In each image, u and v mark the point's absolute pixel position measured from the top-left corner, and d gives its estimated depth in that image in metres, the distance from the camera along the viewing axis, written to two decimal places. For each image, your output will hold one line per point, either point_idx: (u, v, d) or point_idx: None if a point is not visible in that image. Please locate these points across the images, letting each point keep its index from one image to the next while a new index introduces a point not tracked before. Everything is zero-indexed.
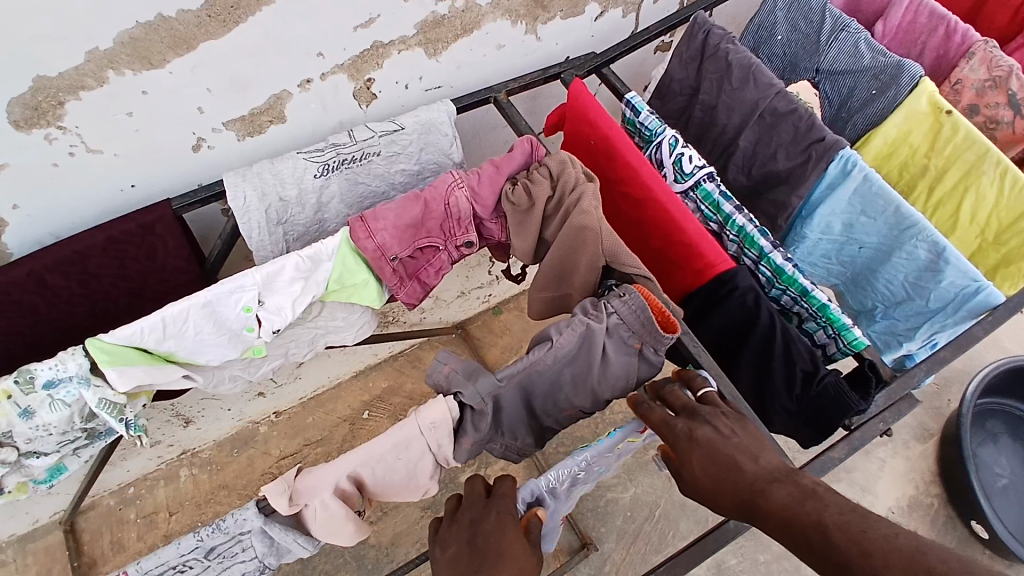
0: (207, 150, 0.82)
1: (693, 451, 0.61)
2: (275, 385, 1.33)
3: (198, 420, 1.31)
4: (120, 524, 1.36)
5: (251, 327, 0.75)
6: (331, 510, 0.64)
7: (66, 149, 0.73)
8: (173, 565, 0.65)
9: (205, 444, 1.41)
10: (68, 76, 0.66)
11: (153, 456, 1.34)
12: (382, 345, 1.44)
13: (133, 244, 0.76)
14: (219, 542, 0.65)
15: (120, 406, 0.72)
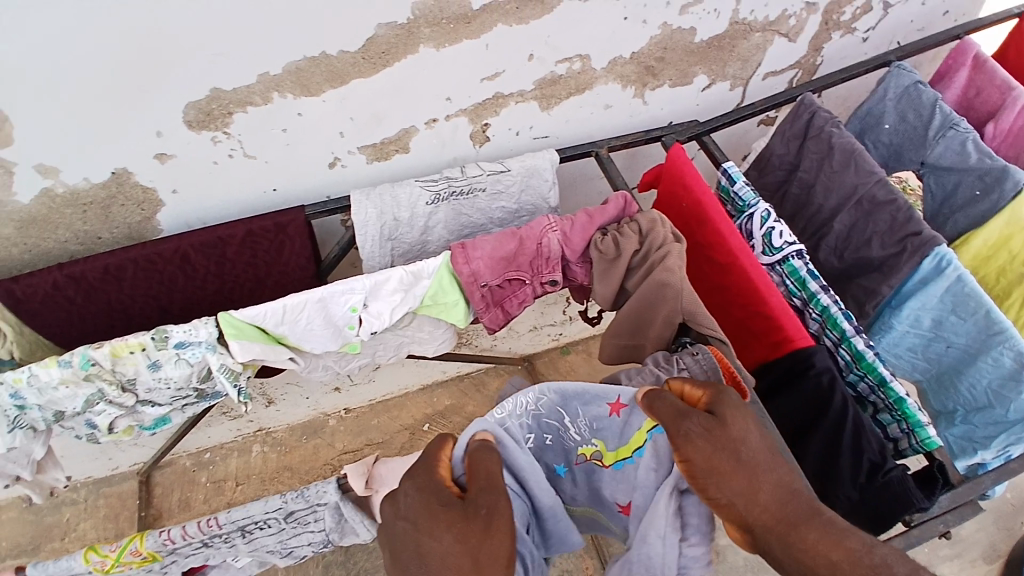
0: (340, 168, 0.94)
1: (749, 416, 0.66)
2: (351, 384, 1.44)
3: (280, 402, 1.42)
4: (190, 485, 1.48)
5: (352, 325, 0.84)
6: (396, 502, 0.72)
7: (226, 151, 0.86)
8: (255, 520, 0.69)
9: (279, 426, 1.52)
10: (239, 92, 0.79)
11: (234, 428, 1.46)
12: (451, 363, 1.51)
13: (266, 239, 0.88)
14: (299, 507, 0.69)
15: (236, 373, 0.82)
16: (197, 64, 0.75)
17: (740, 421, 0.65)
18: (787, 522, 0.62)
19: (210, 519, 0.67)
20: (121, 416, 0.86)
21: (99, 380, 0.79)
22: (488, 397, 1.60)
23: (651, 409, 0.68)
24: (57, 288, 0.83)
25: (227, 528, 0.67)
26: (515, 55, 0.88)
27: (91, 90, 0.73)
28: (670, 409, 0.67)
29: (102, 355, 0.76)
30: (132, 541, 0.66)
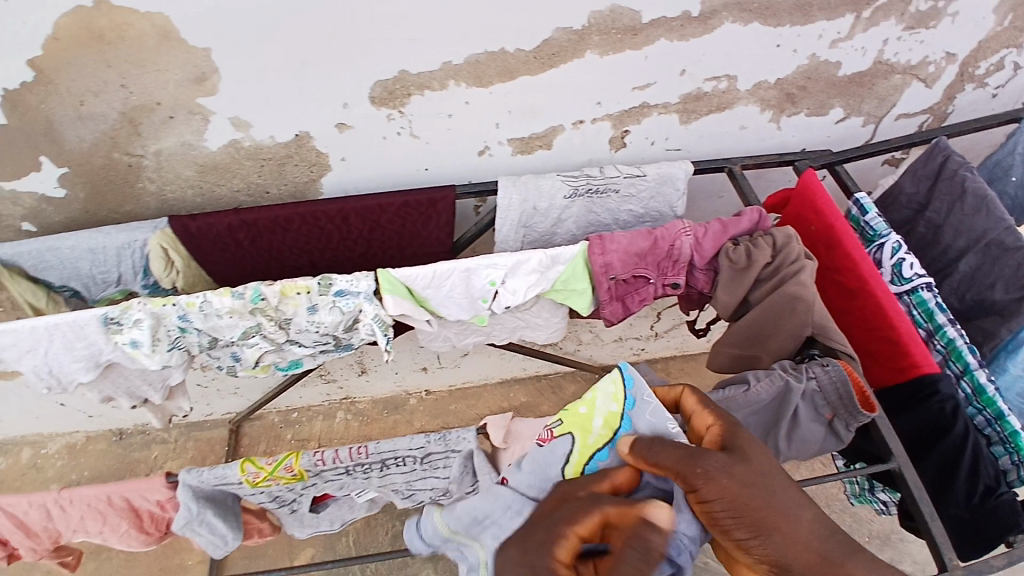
0: (487, 157, 1.01)
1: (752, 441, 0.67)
2: (438, 365, 1.51)
3: (372, 372, 1.50)
4: (275, 440, 1.56)
5: (486, 298, 0.91)
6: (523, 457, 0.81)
7: (395, 129, 0.94)
8: (398, 454, 0.75)
9: (364, 397, 1.60)
10: (421, 75, 0.88)
11: (324, 391, 1.54)
12: (534, 361, 1.55)
13: (418, 211, 0.96)
14: (436, 451, 0.76)
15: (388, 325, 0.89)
16: (394, 45, 0.84)
17: (747, 448, 0.67)
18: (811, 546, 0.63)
19: (361, 447, 0.74)
20: (268, 351, 0.94)
21: (263, 313, 0.87)
22: (562, 400, 1.63)
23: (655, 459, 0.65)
24: (231, 231, 0.93)
25: (375, 458, 0.75)
26: (669, 70, 0.94)
27: (303, 57, 0.83)
28: (678, 451, 0.65)
29: (273, 291, 0.86)
30: (290, 456, 0.72)
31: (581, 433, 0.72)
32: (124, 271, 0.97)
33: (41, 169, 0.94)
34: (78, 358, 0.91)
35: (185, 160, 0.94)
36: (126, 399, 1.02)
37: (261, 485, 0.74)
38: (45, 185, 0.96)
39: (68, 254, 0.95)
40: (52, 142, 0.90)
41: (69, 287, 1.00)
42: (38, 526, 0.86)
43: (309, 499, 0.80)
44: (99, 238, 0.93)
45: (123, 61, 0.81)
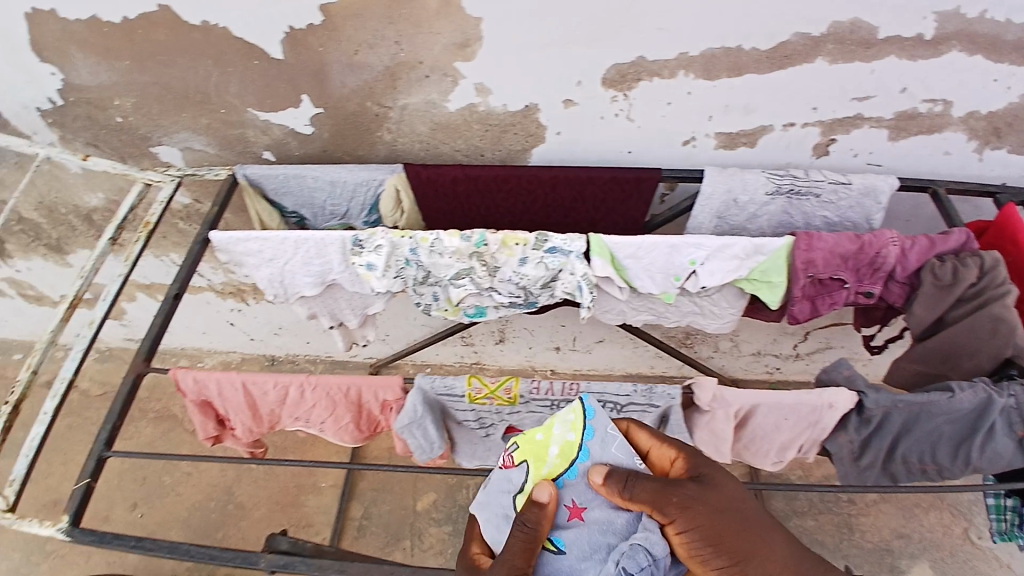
0: (692, 147, 1.07)
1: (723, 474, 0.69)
2: (570, 346, 1.55)
3: (509, 342, 1.58)
4: None
5: (680, 276, 0.96)
6: (725, 425, 0.85)
7: (617, 109, 1.01)
8: (604, 399, 0.84)
9: (494, 365, 1.69)
10: (657, 62, 0.95)
11: (461, 353, 1.64)
12: (662, 362, 1.55)
13: (624, 188, 1.02)
14: (636, 403, 0.84)
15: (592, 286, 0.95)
16: (642, 32, 0.92)
17: (717, 484, 0.68)
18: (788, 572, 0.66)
19: (574, 385, 0.84)
20: (468, 295, 1.03)
21: (483, 257, 0.97)
22: None
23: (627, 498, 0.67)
24: (454, 183, 1.03)
25: (583, 396, 0.84)
26: (891, 87, 0.97)
27: (558, 35, 0.92)
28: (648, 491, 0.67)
29: (497, 240, 0.95)
30: (512, 378, 0.83)
31: (537, 460, 0.75)
32: (353, 207, 1.10)
33: (301, 107, 1.06)
34: (309, 271, 1.02)
35: (423, 116, 1.05)
36: (326, 319, 1.14)
37: (478, 401, 0.85)
38: (298, 122, 1.09)
39: (311, 184, 1.08)
40: (319, 85, 1.02)
41: (298, 214, 1.13)
42: (269, 408, 0.89)
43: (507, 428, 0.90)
44: (342, 174, 1.06)
45: (404, 20, 0.92)
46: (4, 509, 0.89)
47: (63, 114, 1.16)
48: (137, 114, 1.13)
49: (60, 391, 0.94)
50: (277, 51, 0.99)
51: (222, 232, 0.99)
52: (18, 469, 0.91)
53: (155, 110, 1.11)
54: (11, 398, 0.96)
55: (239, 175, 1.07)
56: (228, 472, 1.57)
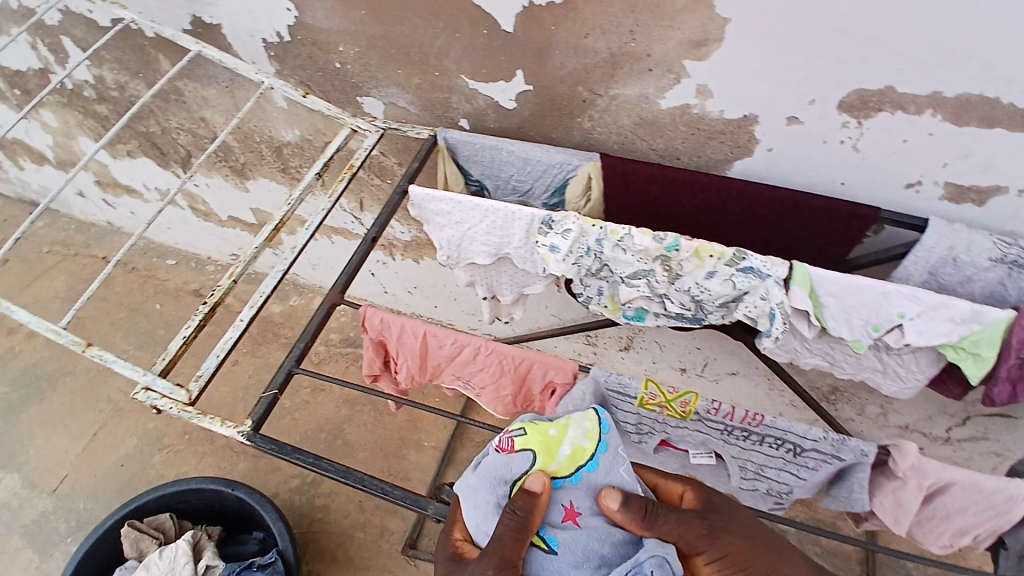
0: (914, 190, 0.99)
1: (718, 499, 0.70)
2: (698, 371, 1.48)
3: (633, 351, 1.53)
4: None
5: (877, 328, 0.89)
6: (912, 495, 0.79)
7: (842, 137, 0.96)
8: (786, 436, 0.81)
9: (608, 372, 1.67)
10: (904, 97, 0.88)
11: (579, 352, 1.63)
12: (794, 410, 1.44)
13: (831, 221, 0.97)
14: (821, 449, 0.80)
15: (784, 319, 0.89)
16: (898, 62, 0.85)
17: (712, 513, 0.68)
18: None
19: (758, 415, 0.80)
20: (638, 298, 1.00)
21: (669, 263, 0.93)
22: None
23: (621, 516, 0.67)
24: (649, 181, 1.01)
25: (766, 429, 0.80)
26: None
27: (804, 51, 0.88)
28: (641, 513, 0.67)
29: (689, 248, 0.90)
30: (692, 393, 0.80)
31: (542, 456, 0.72)
32: (536, 185, 1.11)
33: (512, 81, 1.08)
34: (488, 242, 1.04)
35: (632, 110, 1.04)
36: (481, 289, 1.17)
37: (648, 407, 0.82)
38: (503, 96, 1.11)
39: (504, 157, 1.10)
40: (538, 62, 1.04)
41: (481, 183, 1.16)
42: (439, 363, 0.91)
43: (670, 443, 0.87)
44: (537, 152, 1.06)
45: (646, 10, 0.91)
46: (185, 403, 0.82)
47: (288, 51, 1.24)
48: (355, 62, 1.19)
49: (259, 304, 0.93)
50: (508, 23, 1.01)
51: (419, 193, 1.03)
52: (207, 364, 0.86)
53: (373, 61, 1.17)
54: (207, 299, 0.93)
55: (439, 137, 1.11)
56: (344, 410, 1.65)
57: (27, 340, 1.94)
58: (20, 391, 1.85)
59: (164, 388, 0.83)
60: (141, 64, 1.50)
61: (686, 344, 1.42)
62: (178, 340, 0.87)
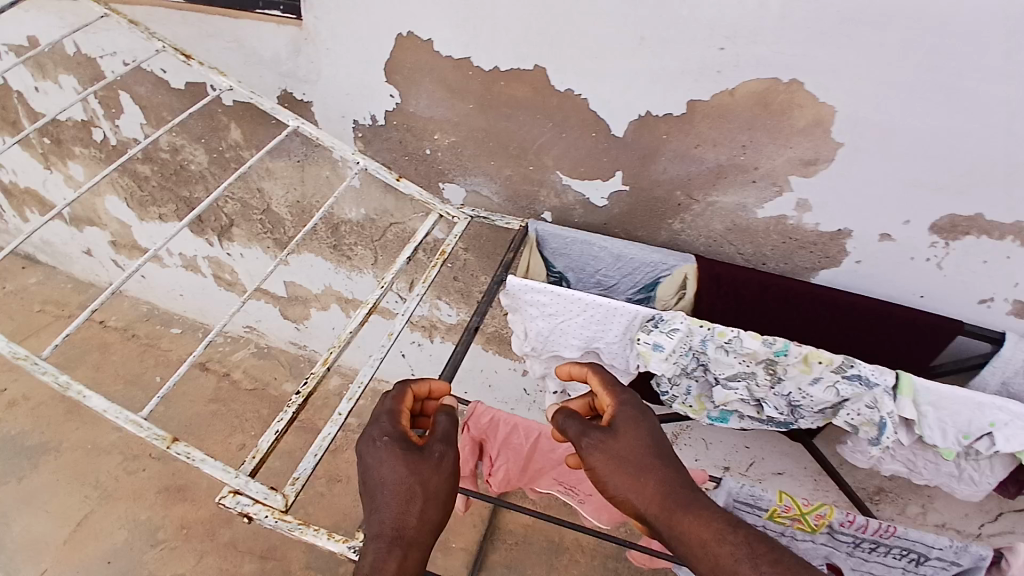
0: (986, 307, 1.06)
1: (630, 425, 0.80)
2: (741, 471, 1.64)
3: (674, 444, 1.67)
4: None
5: (972, 437, 0.94)
6: None
7: (930, 255, 1.01)
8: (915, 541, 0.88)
9: None
10: (999, 225, 0.95)
11: None
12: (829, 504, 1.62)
13: (921, 333, 1.01)
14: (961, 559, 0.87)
15: (861, 423, 0.96)
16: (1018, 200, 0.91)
17: (620, 441, 0.79)
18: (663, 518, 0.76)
19: (893, 526, 0.87)
20: (732, 400, 1.02)
21: (774, 368, 0.96)
22: None
23: (572, 423, 0.81)
24: (745, 285, 1.04)
25: (899, 540, 0.88)
26: None
27: (932, 166, 0.91)
28: (581, 428, 0.81)
29: (800, 353, 0.92)
30: (832, 507, 0.88)
31: None
32: (613, 329, 1.01)
33: (609, 180, 1.10)
34: (582, 334, 1.03)
35: (727, 217, 1.07)
36: (553, 381, 1.16)
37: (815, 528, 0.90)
38: (597, 193, 1.13)
39: (595, 251, 1.11)
40: (641, 167, 1.06)
41: (563, 275, 1.17)
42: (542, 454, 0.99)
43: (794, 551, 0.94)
44: (633, 251, 1.08)
45: (767, 122, 0.94)
46: (281, 510, 0.77)
47: (378, 135, 1.18)
48: (448, 152, 1.16)
49: (358, 396, 0.91)
50: (620, 129, 1.02)
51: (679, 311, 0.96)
52: (304, 467, 0.81)
53: (467, 151, 1.15)
54: (302, 388, 0.89)
55: (531, 228, 1.11)
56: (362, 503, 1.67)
57: (12, 408, 1.80)
58: (7, 463, 1.70)
59: (257, 492, 0.77)
60: (206, 130, 1.36)
61: (735, 441, 1.57)
62: (269, 437, 0.81)
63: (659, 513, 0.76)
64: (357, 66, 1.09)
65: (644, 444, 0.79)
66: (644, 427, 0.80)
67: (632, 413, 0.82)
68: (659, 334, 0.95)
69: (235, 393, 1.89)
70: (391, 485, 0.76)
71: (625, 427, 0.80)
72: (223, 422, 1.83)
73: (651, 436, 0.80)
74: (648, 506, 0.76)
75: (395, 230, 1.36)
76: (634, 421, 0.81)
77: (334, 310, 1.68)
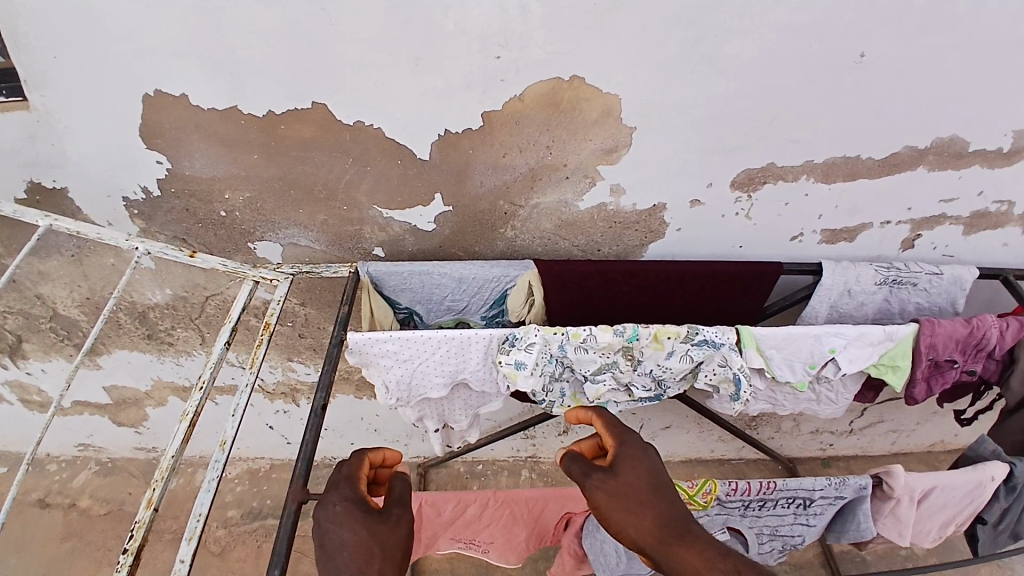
0: (797, 242, 1.17)
1: (637, 460, 0.70)
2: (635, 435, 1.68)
3: (569, 433, 1.67)
4: (463, 489, 1.72)
5: (813, 365, 1.02)
6: (901, 516, 0.85)
7: (738, 208, 1.09)
8: (802, 493, 0.83)
9: (549, 457, 1.78)
10: (786, 169, 1.04)
11: (516, 445, 1.71)
12: (721, 443, 1.74)
13: (750, 281, 1.08)
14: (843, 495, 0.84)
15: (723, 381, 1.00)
16: (796, 142, 1.01)
17: (622, 477, 0.69)
18: (664, 553, 0.67)
19: (772, 482, 0.82)
20: (604, 392, 1.02)
21: (631, 354, 0.97)
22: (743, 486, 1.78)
23: (571, 461, 0.72)
24: (587, 277, 1.05)
25: (781, 493, 0.82)
26: (972, 189, 1.13)
27: (719, 129, 0.97)
28: (580, 467, 0.71)
29: (649, 333, 0.95)
30: (711, 481, 0.80)
31: None
32: (472, 357, 0.97)
33: (430, 205, 1.05)
34: (443, 371, 0.98)
35: (553, 214, 1.07)
36: (432, 421, 1.09)
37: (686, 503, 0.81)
38: (422, 219, 1.08)
39: (436, 280, 1.05)
40: (457, 184, 1.02)
41: (411, 310, 1.10)
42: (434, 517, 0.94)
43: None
44: (472, 270, 1.04)
45: (563, 120, 0.94)
46: None
47: (158, 207, 1.04)
48: (247, 209, 1.06)
49: (198, 534, 0.71)
50: (424, 151, 0.98)
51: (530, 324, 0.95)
52: None
53: (268, 204, 1.05)
54: (128, 541, 0.71)
55: (363, 272, 1.03)
56: None
57: None
58: None
59: None
60: None
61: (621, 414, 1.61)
62: None
63: (660, 549, 0.67)
64: (109, 138, 0.94)
65: (644, 481, 0.69)
66: (641, 462, 0.70)
67: (639, 448, 0.71)
68: (518, 352, 0.93)
69: (89, 522, 1.58)
70: (352, 548, 0.68)
71: (629, 462, 0.70)
72: (80, 561, 1.52)
73: (649, 473, 0.69)
74: (648, 540, 0.68)
75: (214, 301, 1.22)
76: (640, 456, 0.70)
77: (175, 401, 1.48)
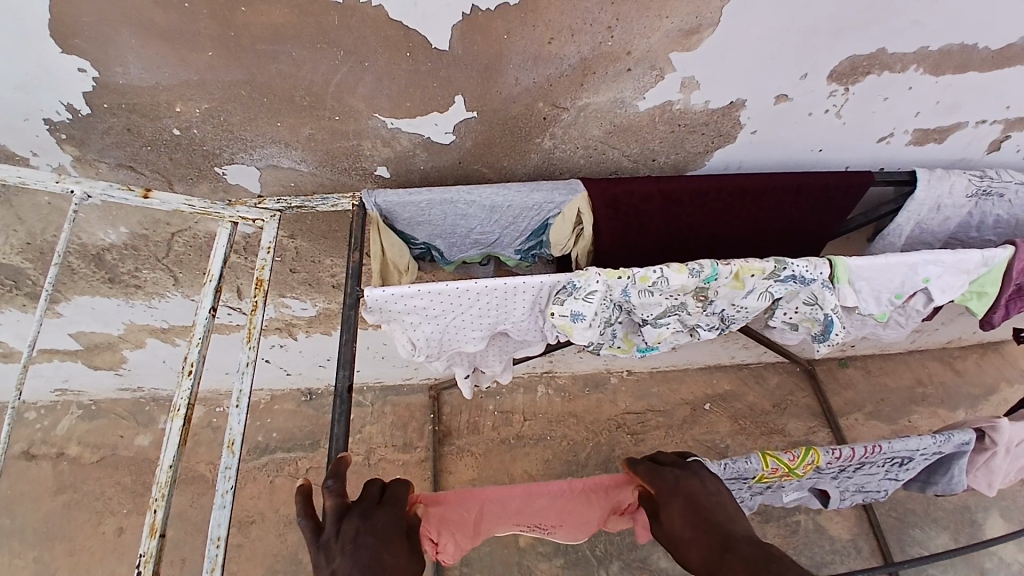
0: (884, 145, 0.98)
1: (672, 504, 0.66)
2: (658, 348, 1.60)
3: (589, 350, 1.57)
4: (478, 410, 1.64)
5: (901, 295, 0.88)
6: (994, 466, 0.83)
7: (828, 106, 0.88)
8: (903, 454, 0.76)
9: (566, 372, 1.69)
10: (895, 57, 0.82)
11: (532, 364, 1.61)
12: (745, 350, 1.67)
13: (836, 196, 0.91)
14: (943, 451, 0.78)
15: (805, 319, 0.86)
16: (917, 21, 0.78)
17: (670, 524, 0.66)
18: None
19: (877, 445, 0.74)
20: (665, 336, 0.87)
21: (704, 294, 0.81)
22: (764, 391, 1.74)
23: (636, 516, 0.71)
24: (646, 200, 0.86)
25: (885, 456, 0.74)
26: None
27: (830, 3, 0.74)
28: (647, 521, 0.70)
29: (729, 271, 0.79)
30: (815, 452, 0.72)
31: None
32: (518, 305, 0.80)
33: (449, 110, 0.82)
34: (482, 323, 0.82)
35: (603, 119, 0.85)
36: (463, 370, 0.94)
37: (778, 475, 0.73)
38: (438, 130, 0.84)
39: (461, 210, 0.85)
40: (484, 83, 0.78)
41: (430, 245, 0.91)
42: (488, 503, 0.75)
43: (781, 492, 0.83)
44: (507, 197, 0.84)
45: None
46: None
47: (90, 128, 0.79)
48: (206, 124, 0.80)
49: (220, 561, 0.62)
50: (443, 40, 0.72)
51: (589, 267, 0.78)
52: None
53: (235, 116, 0.79)
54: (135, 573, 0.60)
55: (370, 204, 0.82)
56: (291, 534, 1.44)
57: None
58: None
59: None
60: None
61: None
62: None
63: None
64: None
65: (682, 524, 0.65)
66: (676, 500, 0.66)
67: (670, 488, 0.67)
68: (577, 302, 0.77)
69: (81, 472, 1.46)
70: (383, 572, 0.57)
71: (665, 510, 0.67)
72: (79, 512, 1.41)
73: (686, 503, 0.65)
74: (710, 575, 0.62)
75: (182, 238, 1.00)
76: (672, 497, 0.66)
77: (155, 344, 1.30)
